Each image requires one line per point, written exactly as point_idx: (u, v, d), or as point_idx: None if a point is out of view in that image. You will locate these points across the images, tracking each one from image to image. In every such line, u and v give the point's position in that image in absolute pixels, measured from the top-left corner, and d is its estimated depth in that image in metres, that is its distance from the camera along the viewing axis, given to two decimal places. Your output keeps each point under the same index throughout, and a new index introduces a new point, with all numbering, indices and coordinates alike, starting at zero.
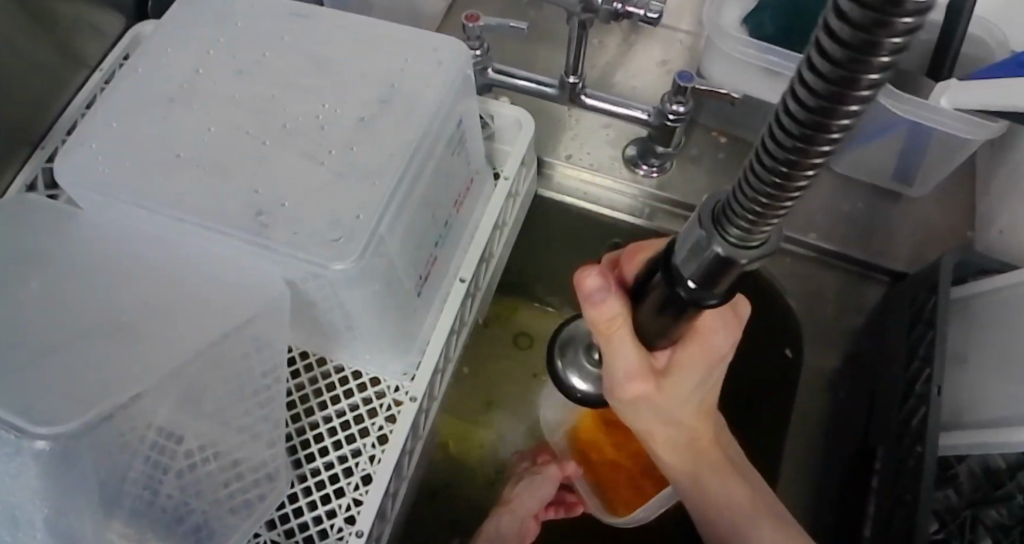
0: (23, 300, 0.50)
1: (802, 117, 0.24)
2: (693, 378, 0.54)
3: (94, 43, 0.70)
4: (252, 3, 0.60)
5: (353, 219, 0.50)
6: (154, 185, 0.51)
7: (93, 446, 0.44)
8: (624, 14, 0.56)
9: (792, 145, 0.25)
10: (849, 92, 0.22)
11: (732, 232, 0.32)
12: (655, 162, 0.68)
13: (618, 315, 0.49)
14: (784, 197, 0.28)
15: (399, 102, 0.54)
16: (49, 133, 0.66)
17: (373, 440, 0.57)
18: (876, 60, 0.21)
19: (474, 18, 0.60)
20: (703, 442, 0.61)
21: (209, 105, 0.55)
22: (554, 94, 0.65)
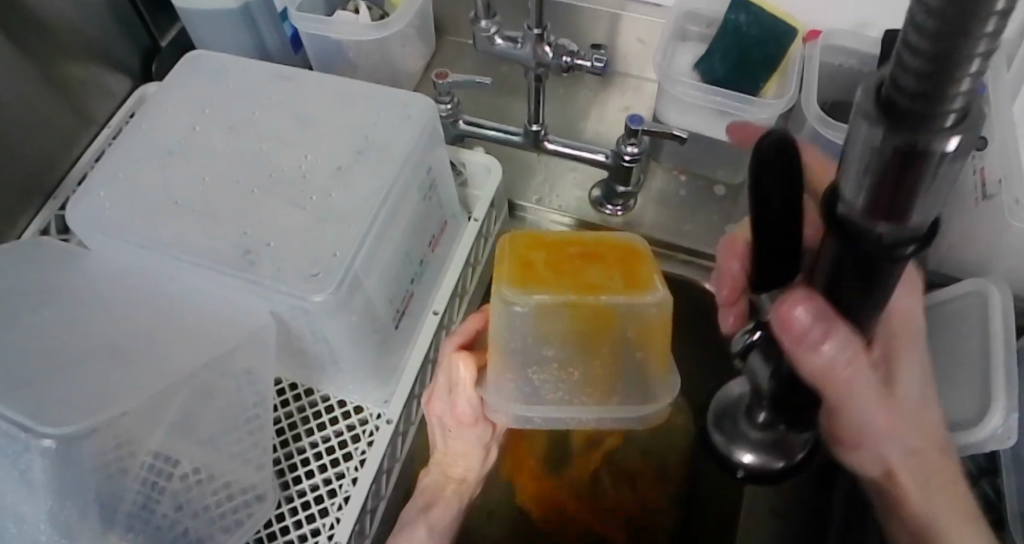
0: (36, 332, 0.56)
1: (881, 193, 0.26)
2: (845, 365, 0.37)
3: (104, 104, 0.78)
4: (244, 67, 0.67)
5: (330, 256, 0.55)
6: (153, 230, 0.57)
7: (91, 450, 0.50)
8: (574, 66, 0.63)
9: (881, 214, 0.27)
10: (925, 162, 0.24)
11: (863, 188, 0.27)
12: (618, 202, 0.74)
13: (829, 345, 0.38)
14: (901, 244, 0.28)
15: (374, 151, 0.61)
16: (61, 184, 0.74)
17: (356, 463, 0.61)
18: (941, 129, 0.23)
19: (443, 75, 0.67)
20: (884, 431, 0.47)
21: (204, 157, 0.61)
22: (519, 141, 0.70)
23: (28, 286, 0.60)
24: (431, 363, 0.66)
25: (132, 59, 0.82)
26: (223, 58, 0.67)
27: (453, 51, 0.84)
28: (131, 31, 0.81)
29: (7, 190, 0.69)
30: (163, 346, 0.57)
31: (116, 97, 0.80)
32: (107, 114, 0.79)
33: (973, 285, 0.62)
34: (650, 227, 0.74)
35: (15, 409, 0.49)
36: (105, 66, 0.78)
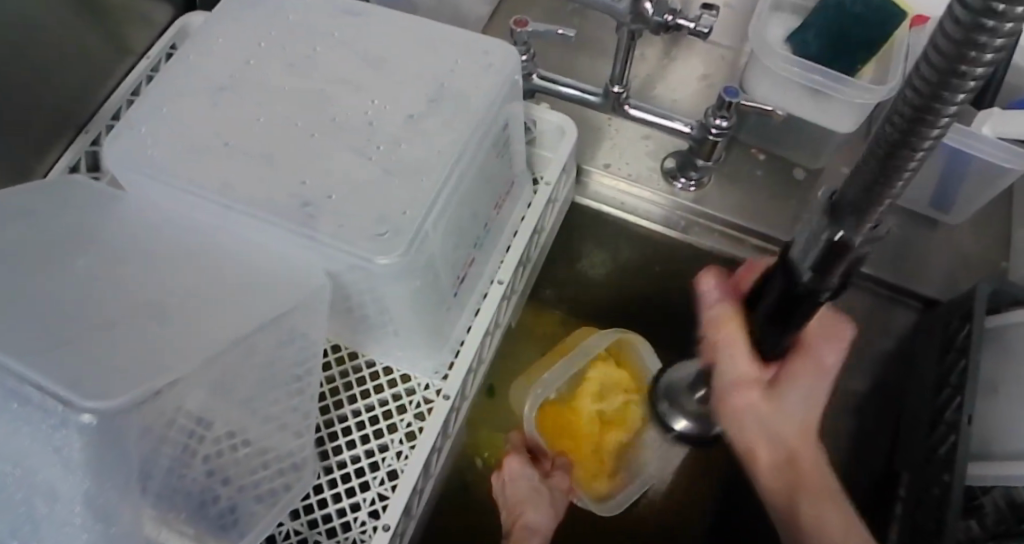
0: (64, 277, 0.51)
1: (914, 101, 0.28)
2: (803, 393, 0.51)
3: (141, 31, 0.72)
4: None
5: (396, 213, 0.50)
6: (202, 173, 0.52)
7: (130, 427, 0.44)
8: (675, 26, 0.57)
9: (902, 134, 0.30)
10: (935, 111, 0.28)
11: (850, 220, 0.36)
12: (693, 175, 0.67)
13: (732, 315, 0.52)
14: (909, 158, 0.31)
15: (449, 101, 0.55)
16: (94, 118, 0.66)
17: (402, 436, 0.57)
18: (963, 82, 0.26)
19: (523, 23, 0.62)
20: (803, 471, 0.53)
21: (258, 95, 0.55)
22: (597, 102, 0.65)
23: (58, 225, 0.55)
24: (489, 336, 0.61)
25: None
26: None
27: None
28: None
29: (32, 118, 0.63)
30: (205, 300, 0.51)
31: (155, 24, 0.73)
32: (146, 43, 0.72)
33: None
34: (723, 207, 0.68)
35: (39, 355, 0.44)
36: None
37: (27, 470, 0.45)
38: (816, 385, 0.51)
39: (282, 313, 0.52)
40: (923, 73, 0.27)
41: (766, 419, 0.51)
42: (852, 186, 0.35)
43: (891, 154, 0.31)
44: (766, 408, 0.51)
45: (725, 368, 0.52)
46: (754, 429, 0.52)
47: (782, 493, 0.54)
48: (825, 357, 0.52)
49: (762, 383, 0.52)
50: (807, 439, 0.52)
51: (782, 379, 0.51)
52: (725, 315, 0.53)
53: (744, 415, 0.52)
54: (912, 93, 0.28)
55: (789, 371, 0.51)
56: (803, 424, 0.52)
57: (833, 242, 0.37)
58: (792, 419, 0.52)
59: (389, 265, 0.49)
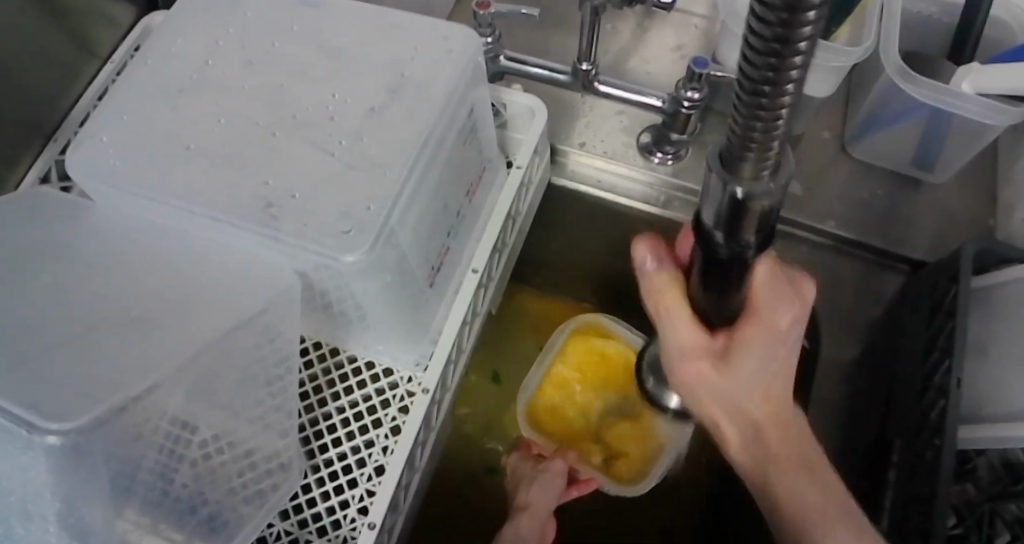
0: (37, 292, 0.51)
1: None
2: (756, 357, 0.47)
3: (106, 34, 0.70)
4: None
5: (364, 208, 0.50)
6: (165, 179, 0.51)
7: (104, 441, 0.44)
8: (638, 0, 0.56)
9: (768, 47, 0.27)
10: (796, 17, 0.25)
11: (744, 172, 0.34)
12: (669, 149, 0.66)
13: (669, 279, 0.50)
14: (778, 105, 0.30)
15: (410, 91, 0.54)
16: (62, 125, 0.65)
17: (386, 431, 0.57)
18: None
19: (485, 5, 0.59)
20: (772, 443, 0.51)
21: (218, 97, 0.55)
22: (567, 81, 0.64)
23: (29, 239, 0.54)
24: (468, 326, 0.60)
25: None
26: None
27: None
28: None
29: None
30: (178, 307, 0.51)
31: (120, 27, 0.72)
32: (112, 47, 0.71)
33: None
34: (703, 178, 0.66)
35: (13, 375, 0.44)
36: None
37: (10, 486, 0.45)
38: (772, 348, 0.47)
39: (256, 315, 0.52)
40: (748, 57, 0.28)
41: (720, 386, 0.48)
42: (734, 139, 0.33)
43: (767, 104, 0.29)
44: (710, 368, 0.48)
45: (675, 334, 0.49)
46: (717, 403, 0.50)
47: (756, 470, 0.52)
48: (764, 300, 0.46)
49: (712, 353, 0.48)
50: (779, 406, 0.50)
51: (731, 346, 0.47)
52: (661, 283, 0.50)
53: (692, 385, 0.50)
54: (762, 20, 0.26)
55: (739, 333, 0.47)
56: (760, 396, 0.49)
57: (733, 200, 0.36)
58: (750, 388, 0.48)
59: (358, 261, 0.48)
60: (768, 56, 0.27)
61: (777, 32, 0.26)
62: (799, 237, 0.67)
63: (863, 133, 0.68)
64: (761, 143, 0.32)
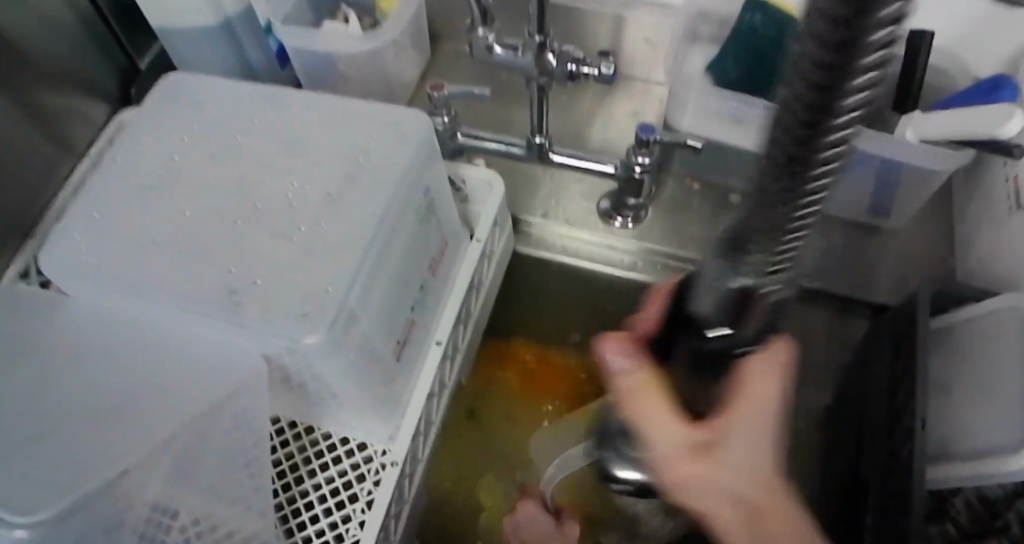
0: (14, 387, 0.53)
1: (819, 73, 0.24)
2: (740, 442, 0.48)
3: (80, 132, 0.74)
4: (226, 90, 0.63)
5: (323, 290, 0.52)
6: (133, 270, 0.54)
7: (73, 532, 0.46)
8: (579, 74, 0.58)
9: (808, 127, 0.26)
10: (843, 89, 0.24)
11: (750, 269, 0.35)
12: (630, 213, 0.69)
13: (640, 368, 0.50)
14: (805, 197, 0.30)
15: (366, 175, 0.57)
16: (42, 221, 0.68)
17: (362, 504, 0.58)
18: (860, 76, 0.23)
19: (438, 87, 0.63)
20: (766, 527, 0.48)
21: (187, 189, 0.58)
22: (521, 154, 0.66)
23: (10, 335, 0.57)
24: (437, 397, 0.62)
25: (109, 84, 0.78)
26: (203, 82, 0.64)
27: (444, 63, 0.80)
28: (106, 54, 0.77)
29: None
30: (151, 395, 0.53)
31: (93, 124, 0.76)
32: (86, 144, 0.75)
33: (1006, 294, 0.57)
34: (662, 237, 0.68)
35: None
36: (82, 92, 0.74)
37: None
38: (757, 423, 0.48)
39: (226, 400, 0.54)
40: (783, 118, 0.27)
41: (723, 474, 0.48)
42: (750, 228, 0.33)
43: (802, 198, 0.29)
44: (693, 462, 0.48)
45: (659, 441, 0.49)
46: (710, 497, 0.49)
47: None
48: (757, 389, 0.47)
49: (700, 448, 0.48)
50: (771, 490, 0.48)
51: (714, 438, 0.48)
52: (637, 379, 0.50)
53: (679, 482, 0.49)
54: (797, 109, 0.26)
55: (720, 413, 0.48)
56: (761, 476, 0.48)
57: (741, 292, 0.37)
58: (742, 476, 0.48)
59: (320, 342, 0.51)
60: (827, 59, 0.23)
61: (811, 123, 0.26)
62: None
63: None
64: (779, 231, 0.32)
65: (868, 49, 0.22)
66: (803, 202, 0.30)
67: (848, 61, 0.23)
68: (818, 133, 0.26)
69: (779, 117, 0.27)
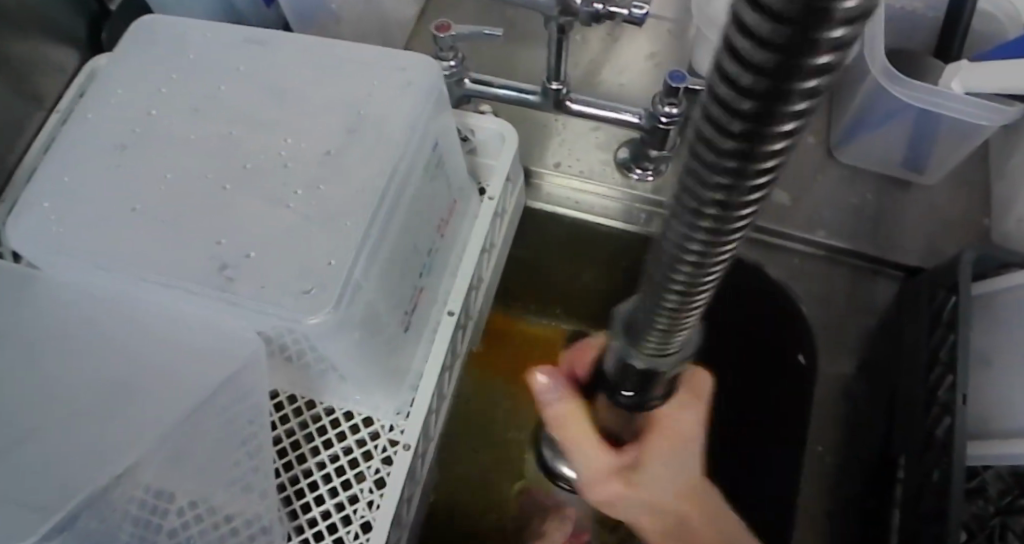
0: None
1: (751, 98, 0.21)
2: (662, 470, 0.53)
3: (50, 82, 0.67)
4: (205, 32, 0.56)
5: (324, 263, 0.47)
6: (112, 243, 0.48)
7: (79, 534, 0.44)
8: (606, 15, 0.52)
9: (737, 150, 0.24)
10: (775, 119, 0.22)
11: (669, 302, 0.36)
12: (649, 165, 0.63)
13: (569, 411, 0.54)
14: (730, 221, 0.28)
15: (368, 131, 0.51)
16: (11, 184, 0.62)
17: (371, 484, 0.54)
18: (790, 106, 0.21)
19: (445, 27, 0.56)
20: (691, 532, 0.54)
21: (167, 149, 0.52)
22: (538, 101, 0.60)
23: None
24: (448, 369, 0.58)
25: (77, 27, 0.69)
26: (180, 24, 0.56)
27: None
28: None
29: None
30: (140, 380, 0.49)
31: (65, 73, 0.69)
32: (57, 95, 0.67)
33: None
34: None
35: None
36: (48, 36, 0.66)
37: None
38: (673, 452, 0.53)
39: (231, 378, 0.50)
40: (707, 135, 0.24)
41: (630, 499, 0.53)
42: (669, 257, 0.32)
43: (716, 221, 0.28)
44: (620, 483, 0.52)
45: (585, 466, 0.54)
46: (638, 501, 0.53)
47: (676, 542, 0.55)
48: (676, 426, 0.53)
49: (623, 471, 0.52)
50: (693, 490, 0.54)
51: (638, 463, 0.53)
52: (564, 415, 0.54)
53: (613, 505, 0.54)
54: (725, 132, 0.23)
55: (644, 454, 0.53)
56: (678, 493, 0.53)
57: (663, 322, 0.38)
58: (667, 494, 0.53)
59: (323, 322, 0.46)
60: (765, 83, 0.20)
61: (740, 147, 0.23)
62: (787, 246, 0.65)
63: (850, 135, 0.64)
64: (699, 255, 0.31)
65: (806, 77, 0.20)
66: (715, 225, 0.28)
67: (787, 81, 0.20)
68: (751, 153, 0.23)
69: (710, 132, 0.24)
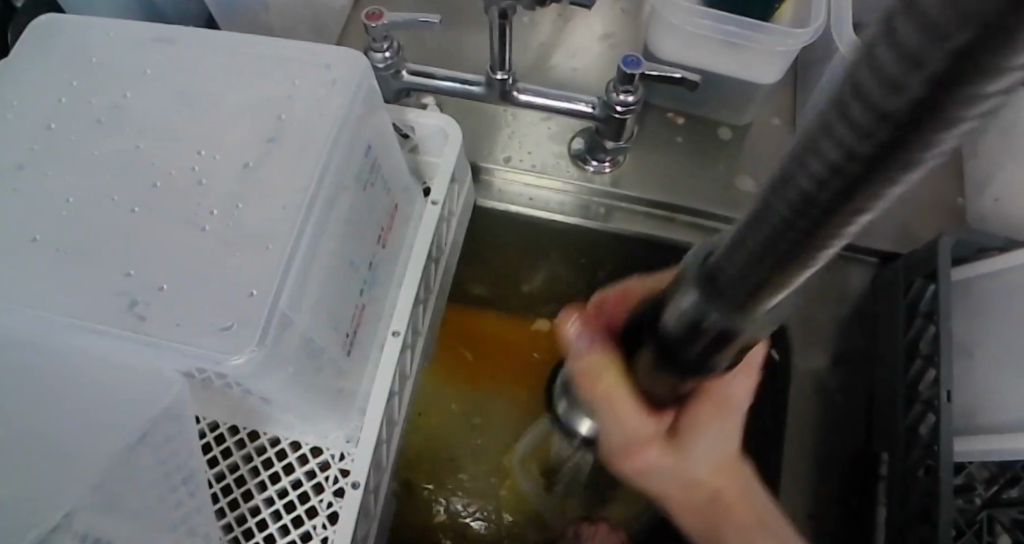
0: None
1: (886, 120, 0.17)
2: (706, 440, 0.46)
3: None
4: (105, 31, 0.50)
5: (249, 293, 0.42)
6: (5, 280, 0.42)
7: None
8: None
9: (854, 175, 0.20)
10: (920, 146, 0.18)
11: (714, 317, 0.31)
12: (605, 157, 0.59)
13: (609, 362, 0.45)
14: (820, 245, 0.24)
15: (291, 139, 0.46)
16: None
17: (324, 520, 0.50)
18: (944, 132, 0.17)
19: (377, 15, 0.50)
20: (722, 509, 0.48)
21: (65, 168, 0.45)
22: (482, 93, 0.54)
23: None
24: (398, 391, 0.53)
25: None
26: (79, 22, 0.50)
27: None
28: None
29: None
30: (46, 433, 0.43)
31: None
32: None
33: None
34: (645, 185, 0.59)
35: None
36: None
37: None
38: (721, 423, 0.47)
39: (155, 420, 0.45)
40: (818, 151, 0.20)
41: (668, 466, 0.46)
42: (733, 266, 0.28)
43: (808, 243, 0.23)
44: (657, 444, 0.46)
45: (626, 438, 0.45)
46: (670, 475, 0.47)
47: (700, 529, 0.49)
48: (722, 390, 0.47)
49: (660, 436, 0.46)
50: (728, 475, 0.48)
51: (679, 428, 0.46)
52: (593, 365, 0.45)
53: (641, 469, 0.47)
54: (840, 157, 0.19)
55: (692, 415, 0.46)
56: (716, 464, 0.47)
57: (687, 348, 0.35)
58: (701, 462, 0.47)
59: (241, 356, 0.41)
60: (915, 112, 0.17)
61: (857, 172, 0.20)
62: None
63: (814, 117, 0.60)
64: (764, 277, 0.26)
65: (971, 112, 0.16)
66: (806, 248, 0.24)
67: (949, 115, 0.16)
68: (867, 184, 0.20)
69: (817, 153, 0.20)
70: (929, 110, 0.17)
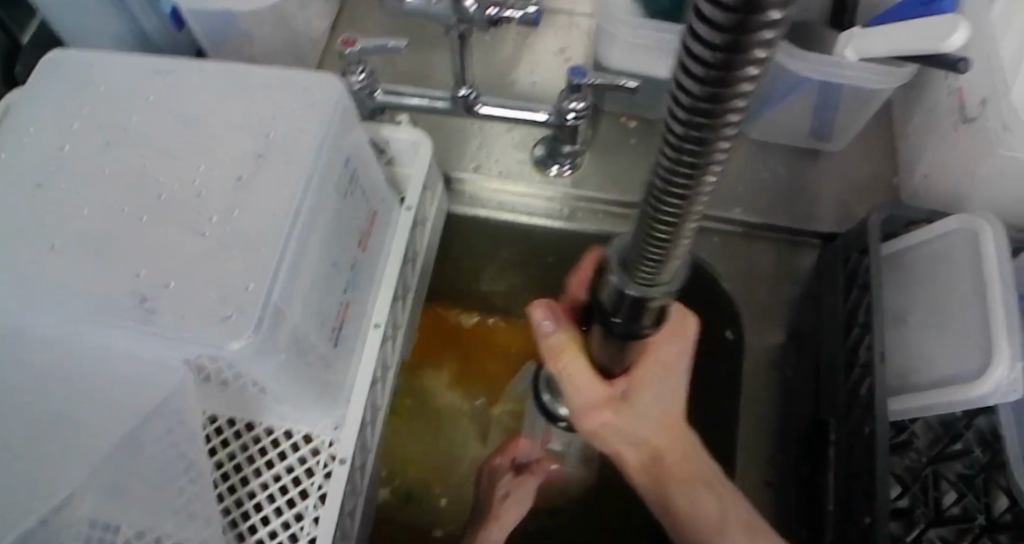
0: None
1: (702, 76, 0.23)
2: (652, 398, 0.56)
3: None
4: (112, 65, 0.56)
5: (244, 287, 0.47)
6: (29, 283, 0.48)
7: None
8: (503, 19, 0.51)
9: (694, 116, 0.26)
10: (725, 91, 0.24)
11: (643, 271, 0.40)
12: (565, 160, 0.65)
13: (566, 343, 0.55)
14: (697, 189, 0.30)
15: (276, 152, 0.51)
16: None
17: (314, 501, 0.55)
18: (734, 86, 0.24)
19: (350, 42, 0.55)
20: (674, 465, 0.57)
21: (81, 185, 0.51)
22: (447, 108, 0.60)
23: None
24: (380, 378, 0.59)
25: None
26: (88, 56, 0.57)
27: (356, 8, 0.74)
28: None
29: None
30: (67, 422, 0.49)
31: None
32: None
33: (960, 218, 0.56)
34: (602, 185, 0.65)
35: None
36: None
37: None
38: (665, 381, 0.56)
39: (159, 407, 0.50)
40: (674, 108, 0.27)
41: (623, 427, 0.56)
42: (642, 233, 0.36)
43: (681, 185, 0.30)
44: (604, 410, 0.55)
45: (582, 399, 0.55)
46: (622, 441, 0.58)
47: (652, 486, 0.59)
48: (664, 354, 0.56)
49: (614, 401, 0.55)
50: (675, 431, 0.57)
51: (630, 394, 0.55)
52: (563, 343, 0.55)
53: (606, 433, 0.57)
54: (681, 111, 0.26)
55: (635, 384, 0.55)
56: (664, 419, 0.56)
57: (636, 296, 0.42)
58: (649, 425, 0.56)
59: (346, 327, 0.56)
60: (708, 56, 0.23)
61: (698, 115, 0.25)
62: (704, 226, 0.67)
63: (756, 113, 0.67)
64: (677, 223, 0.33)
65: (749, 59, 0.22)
66: (683, 186, 0.30)
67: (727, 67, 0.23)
68: (704, 128, 0.26)
69: (674, 112, 0.27)
70: (737, 58, 0.22)
